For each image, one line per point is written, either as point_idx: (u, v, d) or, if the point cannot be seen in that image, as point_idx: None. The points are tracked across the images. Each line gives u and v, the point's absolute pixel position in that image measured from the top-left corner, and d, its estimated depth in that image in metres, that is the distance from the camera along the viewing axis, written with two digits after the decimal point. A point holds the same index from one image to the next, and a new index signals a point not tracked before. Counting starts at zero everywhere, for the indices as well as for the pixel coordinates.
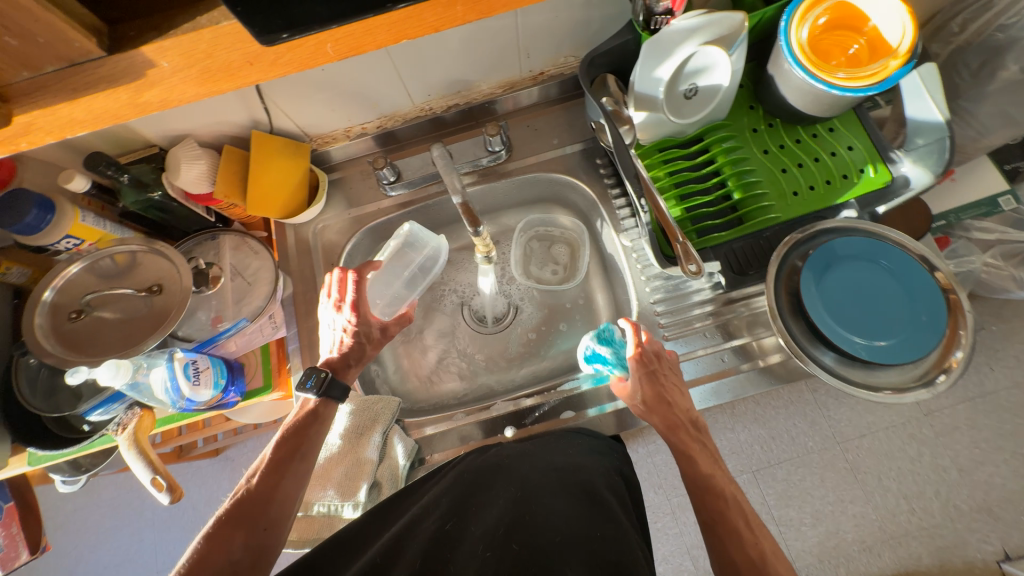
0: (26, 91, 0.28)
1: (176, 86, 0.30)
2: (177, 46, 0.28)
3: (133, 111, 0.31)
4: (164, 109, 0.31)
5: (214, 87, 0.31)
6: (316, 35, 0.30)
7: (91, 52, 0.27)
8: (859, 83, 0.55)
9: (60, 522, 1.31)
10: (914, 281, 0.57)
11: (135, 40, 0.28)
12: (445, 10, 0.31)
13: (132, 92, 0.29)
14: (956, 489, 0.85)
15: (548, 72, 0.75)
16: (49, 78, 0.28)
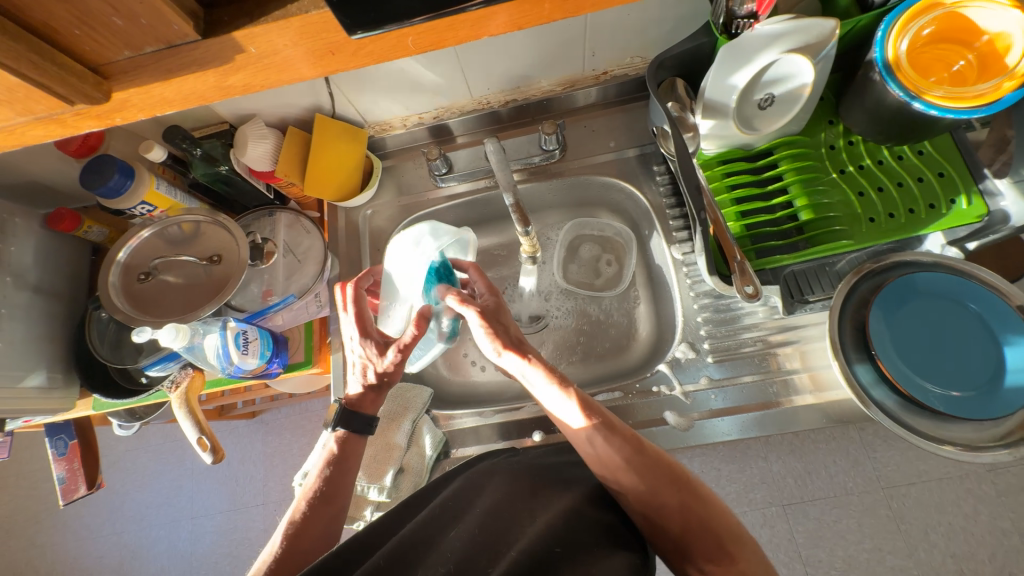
0: (125, 70, 0.29)
1: (260, 72, 0.31)
2: (265, 33, 0.28)
3: (218, 93, 0.32)
4: (246, 93, 0.33)
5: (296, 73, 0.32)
6: (398, 29, 0.30)
7: (187, 35, 0.28)
8: (963, 104, 0.49)
9: (113, 460, 1.43)
10: (1004, 331, 0.52)
11: (227, 25, 0.28)
12: (531, 8, 0.30)
13: (220, 76, 0.31)
14: (1016, 555, 0.77)
15: (611, 72, 0.73)
16: (146, 58, 0.29)
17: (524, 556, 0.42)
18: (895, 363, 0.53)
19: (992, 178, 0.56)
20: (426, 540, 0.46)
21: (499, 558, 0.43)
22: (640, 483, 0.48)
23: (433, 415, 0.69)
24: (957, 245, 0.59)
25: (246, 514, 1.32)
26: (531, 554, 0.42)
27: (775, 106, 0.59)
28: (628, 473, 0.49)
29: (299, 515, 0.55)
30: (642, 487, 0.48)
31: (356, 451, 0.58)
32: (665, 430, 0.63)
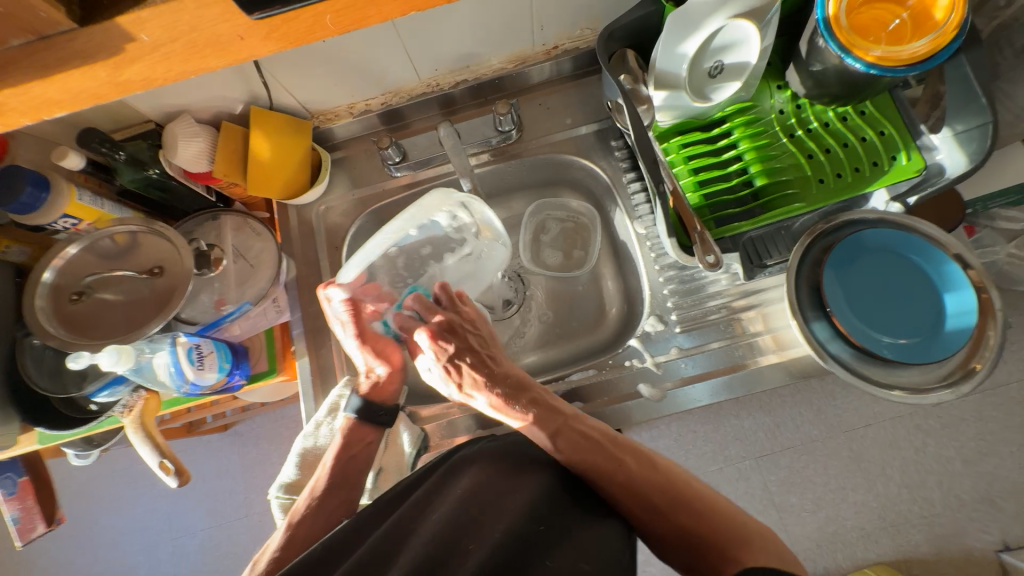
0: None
1: (160, 63, 0.28)
2: (155, 18, 0.25)
3: (114, 90, 0.28)
4: (147, 88, 0.29)
5: (201, 62, 0.29)
6: (312, 6, 0.27)
7: (60, 24, 0.25)
8: (898, 62, 0.50)
9: (76, 491, 1.35)
10: (943, 280, 0.55)
11: (111, 9, 0.25)
12: None
13: (112, 69, 0.27)
14: (958, 479, 0.85)
15: (562, 45, 0.71)
16: (17, 52, 0.26)
17: (508, 536, 0.43)
18: (849, 318, 0.56)
19: (928, 134, 0.58)
20: (407, 528, 0.47)
21: (482, 537, 0.44)
22: (632, 492, 0.50)
23: (410, 412, 0.67)
24: (900, 200, 0.59)
25: (229, 528, 1.28)
26: (517, 533, 0.44)
27: (724, 74, 0.59)
28: (619, 485, 0.50)
29: (303, 511, 0.57)
30: (642, 487, 0.50)
31: (364, 438, 0.61)
32: (639, 402, 0.64)
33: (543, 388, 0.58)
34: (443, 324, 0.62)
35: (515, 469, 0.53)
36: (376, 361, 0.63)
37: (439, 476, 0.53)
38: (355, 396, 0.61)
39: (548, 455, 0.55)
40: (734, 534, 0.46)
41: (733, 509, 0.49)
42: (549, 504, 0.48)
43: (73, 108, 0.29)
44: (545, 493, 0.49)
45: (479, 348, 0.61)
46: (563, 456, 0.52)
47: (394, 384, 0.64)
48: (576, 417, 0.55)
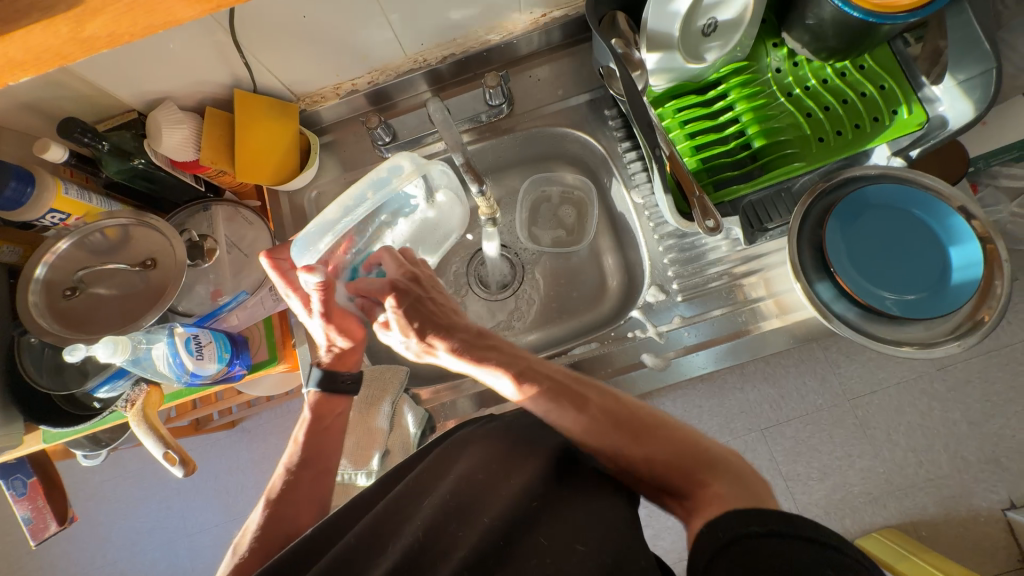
0: None
1: (124, 14, 0.24)
2: None
3: (78, 48, 0.25)
4: (115, 45, 0.25)
5: (171, 16, 0.25)
6: None
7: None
8: (897, 10, 0.49)
9: (88, 493, 1.36)
10: (948, 233, 0.54)
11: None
12: None
13: (72, 24, 0.24)
14: (964, 441, 0.85)
15: (550, 13, 0.69)
16: None
17: (499, 521, 0.44)
18: (854, 277, 0.55)
19: (931, 85, 0.56)
20: (400, 514, 0.46)
21: (471, 522, 0.44)
22: (594, 433, 0.48)
23: (413, 394, 0.67)
24: (902, 155, 0.58)
25: (242, 523, 1.30)
26: (506, 518, 0.44)
27: (718, 32, 0.58)
28: (582, 428, 0.48)
29: (281, 486, 0.56)
30: (604, 427, 0.48)
31: (335, 409, 0.61)
32: (644, 372, 0.64)
33: (504, 338, 0.58)
34: (407, 277, 0.62)
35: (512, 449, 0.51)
36: (338, 336, 0.62)
37: (440, 453, 0.52)
38: (317, 368, 0.61)
39: (553, 438, 0.52)
40: (698, 456, 0.45)
41: (693, 432, 0.49)
42: (546, 482, 0.47)
43: (39, 71, 0.25)
44: (541, 474, 0.48)
45: (436, 306, 0.60)
46: (528, 396, 0.51)
47: (355, 357, 0.64)
48: (539, 362, 0.54)
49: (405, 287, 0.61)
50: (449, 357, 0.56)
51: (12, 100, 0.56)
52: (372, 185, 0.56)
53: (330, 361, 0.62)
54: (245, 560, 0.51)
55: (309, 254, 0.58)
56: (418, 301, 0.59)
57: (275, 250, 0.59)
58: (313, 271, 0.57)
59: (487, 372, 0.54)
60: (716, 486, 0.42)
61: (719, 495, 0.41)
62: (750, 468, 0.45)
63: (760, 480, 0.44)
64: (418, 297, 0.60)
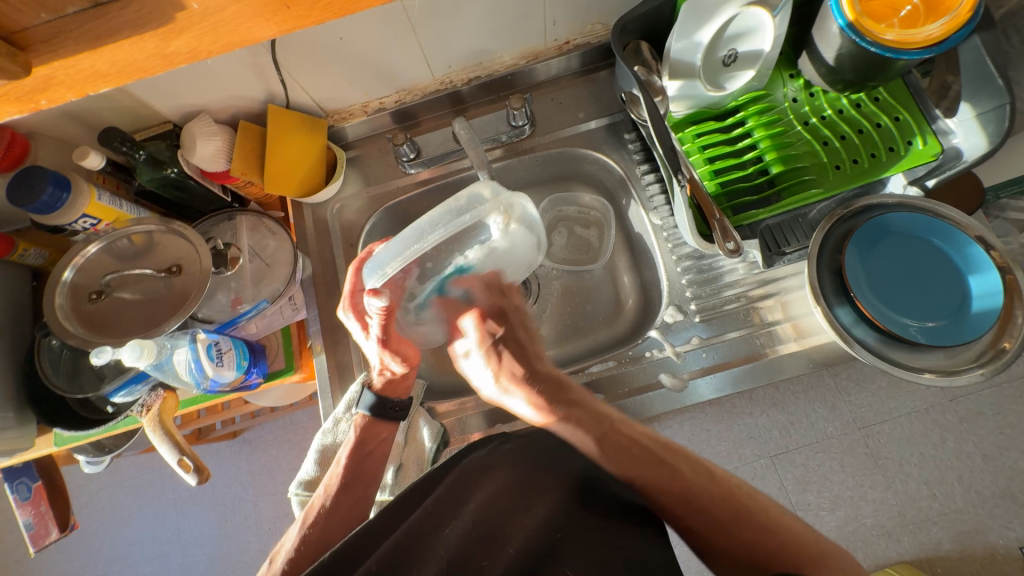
0: (45, 37, 0.26)
1: (208, 35, 0.27)
2: None
3: (159, 63, 0.28)
4: (192, 62, 0.28)
5: (248, 37, 0.28)
6: None
7: None
8: (911, 47, 0.51)
9: (84, 501, 1.34)
10: (967, 262, 0.55)
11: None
12: None
13: (159, 40, 0.26)
14: (979, 474, 0.84)
15: (573, 41, 0.71)
16: (70, 21, 0.26)
17: (523, 555, 0.45)
18: (873, 303, 0.56)
19: (944, 118, 0.58)
20: (423, 539, 0.46)
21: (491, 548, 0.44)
22: (697, 514, 0.47)
23: (428, 408, 0.67)
24: (918, 184, 0.60)
25: (237, 537, 1.27)
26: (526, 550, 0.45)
27: (738, 63, 0.60)
28: (674, 501, 0.48)
29: (319, 509, 0.55)
30: (711, 511, 0.47)
31: (379, 434, 0.61)
32: (660, 393, 0.63)
33: (583, 389, 0.55)
34: (494, 309, 0.60)
35: (532, 478, 0.51)
36: (392, 361, 0.61)
37: (462, 472, 0.51)
38: (369, 392, 0.61)
39: (572, 462, 0.53)
40: (810, 549, 0.44)
41: (802, 524, 0.46)
42: (566, 509, 0.49)
43: (120, 83, 0.28)
44: (561, 501, 0.50)
45: (525, 343, 0.58)
46: (610, 460, 0.50)
47: (405, 381, 0.63)
48: (621, 422, 0.52)
49: (495, 321, 0.59)
50: (525, 407, 0.55)
51: (57, 110, 0.58)
52: (434, 218, 0.52)
53: (382, 386, 0.62)
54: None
55: (376, 278, 0.54)
56: (512, 339, 0.58)
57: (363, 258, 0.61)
58: (377, 294, 0.55)
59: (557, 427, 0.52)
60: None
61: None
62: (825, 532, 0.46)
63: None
64: (511, 329, 0.59)
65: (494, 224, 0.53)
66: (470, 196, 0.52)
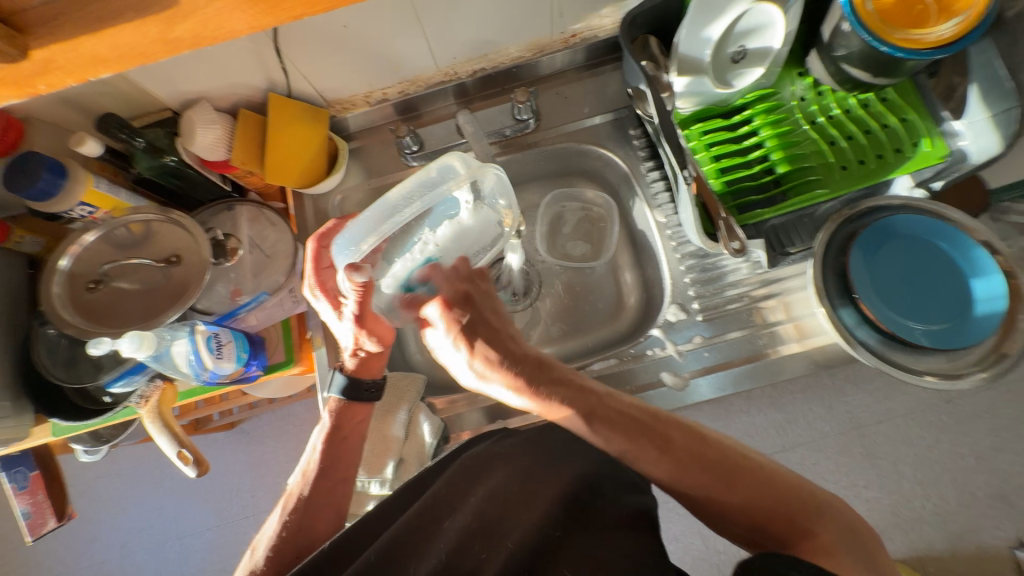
0: (49, 20, 0.26)
1: (213, 20, 0.26)
2: None
3: (161, 49, 0.27)
4: (196, 49, 0.28)
5: (253, 22, 0.27)
6: None
7: None
8: (922, 47, 0.50)
9: (81, 490, 1.34)
10: (972, 266, 0.55)
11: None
12: None
13: (162, 26, 0.26)
14: (973, 475, 0.84)
15: (580, 34, 0.70)
16: (75, 6, 0.26)
17: (521, 547, 0.43)
18: (878, 305, 0.55)
19: (952, 120, 0.57)
20: (421, 531, 0.45)
21: (491, 545, 0.44)
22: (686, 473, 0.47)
23: (428, 403, 0.67)
24: (923, 186, 0.60)
25: (234, 527, 1.27)
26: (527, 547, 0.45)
27: (746, 60, 0.59)
28: (667, 471, 0.47)
29: (299, 498, 0.56)
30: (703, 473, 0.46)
31: (354, 418, 0.60)
32: (661, 391, 0.64)
33: (565, 367, 0.51)
34: (459, 294, 0.53)
35: (532, 467, 0.51)
36: (367, 340, 0.56)
37: (460, 468, 0.50)
38: (340, 374, 0.58)
39: (575, 458, 0.52)
40: (801, 505, 0.45)
41: (793, 474, 0.47)
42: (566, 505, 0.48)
43: (121, 70, 0.28)
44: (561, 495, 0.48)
45: (496, 326, 0.52)
46: (602, 437, 0.48)
47: (378, 363, 0.60)
48: (608, 395, 0.50)
49: (461, 307, 0.52)
50: (507, 391, 0.50)
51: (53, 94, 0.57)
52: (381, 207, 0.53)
53: (355, 368, 0.59)
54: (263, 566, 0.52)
55: (349, 254, 0.52)
56: (485, 322, 0.51)
57: (324, 237, 0.58)
58: (358, 271, 0.51)
59: (548, 410, 0.49)
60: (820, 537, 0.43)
61: (830, 553, 0.42)
62: (857, 517, 0.46)
63: (857, 529, 0.45)
64: (481, 313, 0.51)
65: (463, 198, 0.55)
66: (440, 167, 0.54)
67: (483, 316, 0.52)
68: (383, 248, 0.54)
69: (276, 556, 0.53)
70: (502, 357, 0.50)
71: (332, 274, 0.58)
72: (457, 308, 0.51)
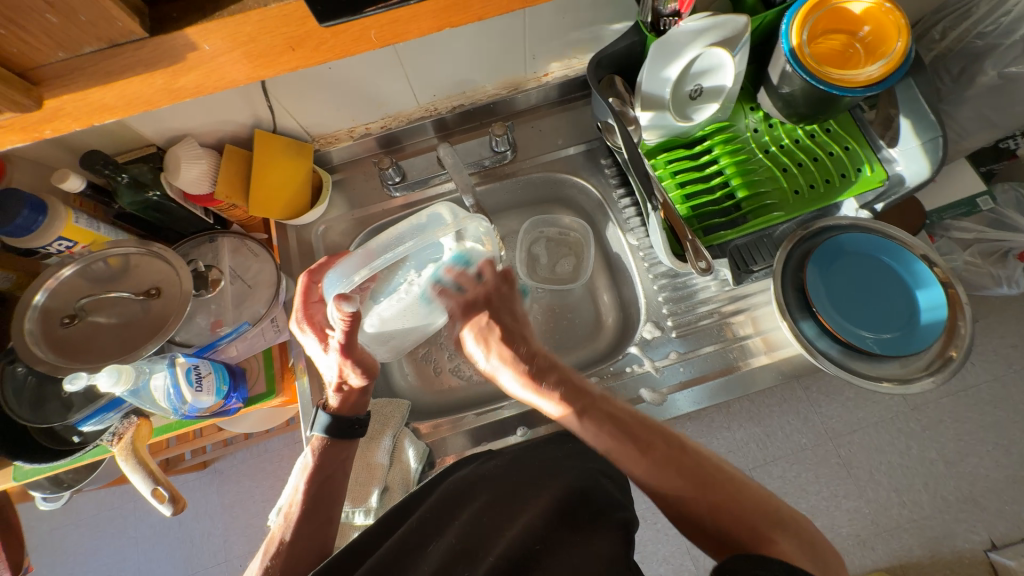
0: (59, 74, 0.27)
1: (218, 71, 0.30)
2: (222, 29, 0.27)
3: (166, 96, 0.30)
4: (197, 95, 0.31)
5: (256, 72, 0.31)
6: (362, 21, 0.30)
7: (132, 33, 0.26)
8: (853, 86, 0.57)
9: (37, 542, 1.25)
10: (915, 278, 0.60)
11: (178, 22, 0.27)
12: (461, 9, 0.31)
13: (169, 77, 0.29)
14: (943, 480, 0.87)
15: (551, 73, 0.76)
16: (85, 60, 0.27)
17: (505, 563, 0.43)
18: (834, 317, 0.60)
19: (887, 148, 0.64)
20: (406, 553, 0.46)
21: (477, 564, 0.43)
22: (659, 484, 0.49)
23: (413, 428, 0.67)
24: (867, 208, 0.65)
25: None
26: None
27: (703, 97, 0.65)
28: (645, 476, 0.49)
29: (283, 538, 0.55)
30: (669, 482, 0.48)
31: (339, 456, 0.59)
32: (642, 408, 0.65)
33: (568, 367, 0.59)
34: (480, 301, 0.63)
35: (517, 488, 0.52)
36: (351, 373, 0.59)
37: (444, 496, 0.52)
38: (324, 414, 0.59)
39: (559, 476, 0.54)
40: (767, 515, 0.44)
41: (765, 492, 0.47)
42: (552, 523, 0.48)
43: (126, 114, 0.31)
44: (545, 513, 0.48)
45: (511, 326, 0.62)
46: (591, 433, 0.53)
47: (362, 399, 0.62)
48: (602, 399, 0.55)
49: (481, 311, 0.63)
50: (513, 381, 0.59)
51: None
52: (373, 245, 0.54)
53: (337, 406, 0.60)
54: None
55: (342, 286, 0.52)
56: (499, 319, 0.62)
57: (315, 272, 0.59)
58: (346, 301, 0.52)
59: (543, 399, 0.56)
60: (785, 543, 0.41)
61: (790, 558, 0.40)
62: (825, 541, 0.44)
63: (829, 549, 0.44)
64: (496, 312, 0.63)
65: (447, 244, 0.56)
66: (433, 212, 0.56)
67: (498, 316, 0.63)
68: (370, 285, 0.55)
69: None
70: (517, 354, 0.60)
71: (320, 307, 0.59)
72: (478, 313, 0.62)
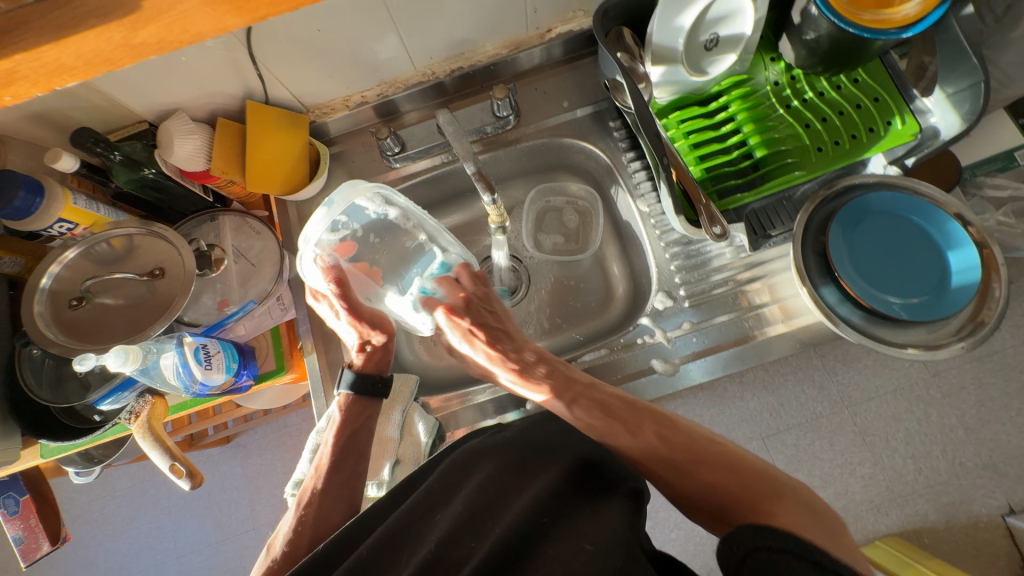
0: (6, 29, 0.26)
1: (182, 20, 0.27)
2: None
3: (128, 53, 0.28)
4: (162, 51, 0.29)
5: (221, 23, 0.28)
6: None
7: None
8: (887, 27, 0.51)
9: (77, 513, 1.32)
10: (946, 239, 0.56)
11: None
12: None
13: (126, 29, 0.27)
14: (963, 447, 0.85)
15: (555, 30, 0.71)
16: (30, 10, 0.26)
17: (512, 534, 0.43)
18: (858, 282, 0.57)
19: (921, 98, 0.58)
20: (415, 524, 0.47)
21: (484, 533, 0.44)
22: (650, 454, 0.49)
23: (422, 403, 0.67)
24: (897, 163, 0.60)
25: (236, 542, 1.26)
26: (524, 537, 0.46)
27: (719, 47, 0.61)
28: (639, 451, 0.50)
29: (312, 490, 0.56)
30: (659, 451, 0.49)
31: (366, 411, 0.62)
32: (652, 378, 0.64)
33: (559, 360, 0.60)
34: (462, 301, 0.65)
35: (525, 456, 0.52)
36: (372, 333, 0.64)
37: (454, 464, 0.52)
38: (348, 370, 0.63)
39: (569, 447, 0.53)
40: (767, 487, 0.44)
41: (761, 462, 0.47)
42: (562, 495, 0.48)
43: (87, 76, 0.29)
44: (555, 486, 0.48)
45: (494, 324, 0.65)
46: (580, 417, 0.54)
47: (385, 357, 0.66)
48: (592, 386, 0.56)
49: (462, 313, 0.65)
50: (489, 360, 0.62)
51: (23, 111, 0.57)
52: (370, 225, 0.58)
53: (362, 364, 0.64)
54: (279, 561, 0.51)
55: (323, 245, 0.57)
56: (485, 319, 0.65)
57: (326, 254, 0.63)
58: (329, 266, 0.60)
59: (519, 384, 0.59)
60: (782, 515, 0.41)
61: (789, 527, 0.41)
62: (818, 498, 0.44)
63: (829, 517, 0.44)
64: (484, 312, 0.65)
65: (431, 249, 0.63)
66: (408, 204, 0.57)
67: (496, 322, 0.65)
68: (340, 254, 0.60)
69: (290, 546, 0.52)
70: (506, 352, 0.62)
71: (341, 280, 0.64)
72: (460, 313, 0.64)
